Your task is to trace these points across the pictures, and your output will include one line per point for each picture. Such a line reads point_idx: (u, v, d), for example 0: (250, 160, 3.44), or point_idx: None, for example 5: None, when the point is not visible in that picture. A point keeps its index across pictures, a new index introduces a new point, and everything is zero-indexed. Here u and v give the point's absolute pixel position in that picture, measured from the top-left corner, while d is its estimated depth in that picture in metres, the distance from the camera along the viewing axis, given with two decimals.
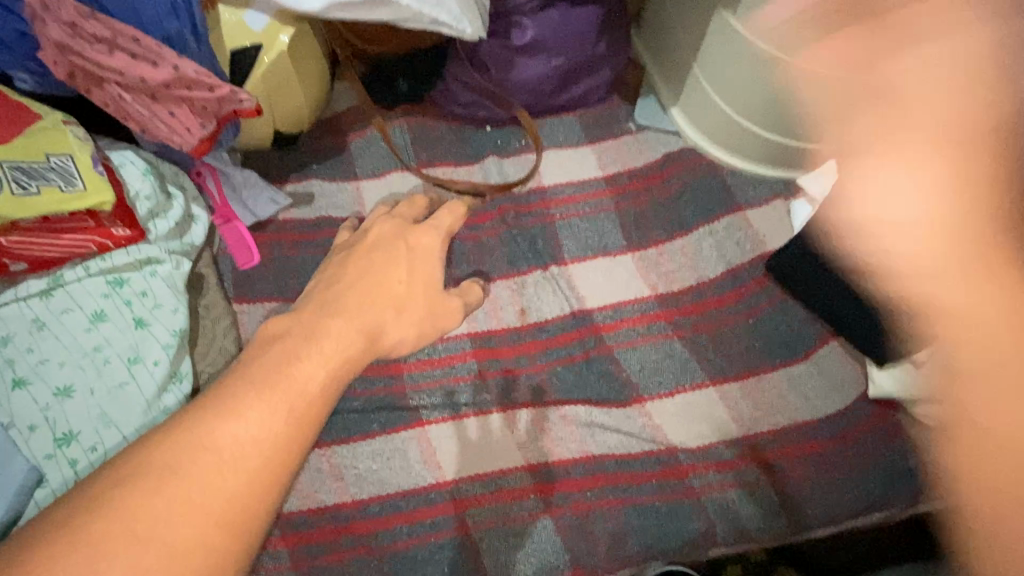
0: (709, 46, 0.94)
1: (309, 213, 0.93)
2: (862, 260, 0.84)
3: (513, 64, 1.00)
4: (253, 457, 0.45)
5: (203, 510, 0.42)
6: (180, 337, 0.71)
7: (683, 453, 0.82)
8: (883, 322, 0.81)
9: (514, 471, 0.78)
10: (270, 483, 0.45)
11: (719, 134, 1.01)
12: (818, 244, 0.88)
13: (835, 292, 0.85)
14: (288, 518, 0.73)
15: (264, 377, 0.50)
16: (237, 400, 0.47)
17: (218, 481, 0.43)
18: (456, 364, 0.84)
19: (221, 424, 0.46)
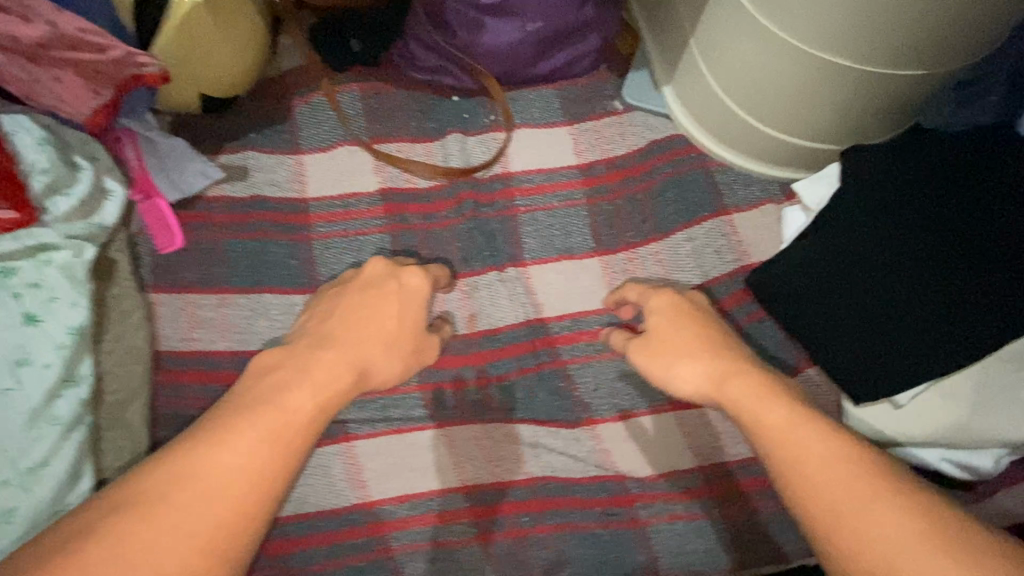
0: (708, 19, 0.80)
1: (242, 190, 0.83)
2: (849, 291, 0.75)
3: (483, 27, 0.86)
4: (232, 492, 0.50)
5: (189, 536, 0.48)
6: (77, 337, 0.64)
7: (631, 481, 0.77)
8: (864, 361, 0.74)
9: (447, 492, 0.73)
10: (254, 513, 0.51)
11: (711, 123, 0.89)
12: (801, 268, 0.79)
13: (817, 320, 0.77)
14: None
15: (262, 405, 0.56)
16: (237, 425, 0.54)
17: (204, 507, 0.49)
18: None
19: (215, 452, 0.52)
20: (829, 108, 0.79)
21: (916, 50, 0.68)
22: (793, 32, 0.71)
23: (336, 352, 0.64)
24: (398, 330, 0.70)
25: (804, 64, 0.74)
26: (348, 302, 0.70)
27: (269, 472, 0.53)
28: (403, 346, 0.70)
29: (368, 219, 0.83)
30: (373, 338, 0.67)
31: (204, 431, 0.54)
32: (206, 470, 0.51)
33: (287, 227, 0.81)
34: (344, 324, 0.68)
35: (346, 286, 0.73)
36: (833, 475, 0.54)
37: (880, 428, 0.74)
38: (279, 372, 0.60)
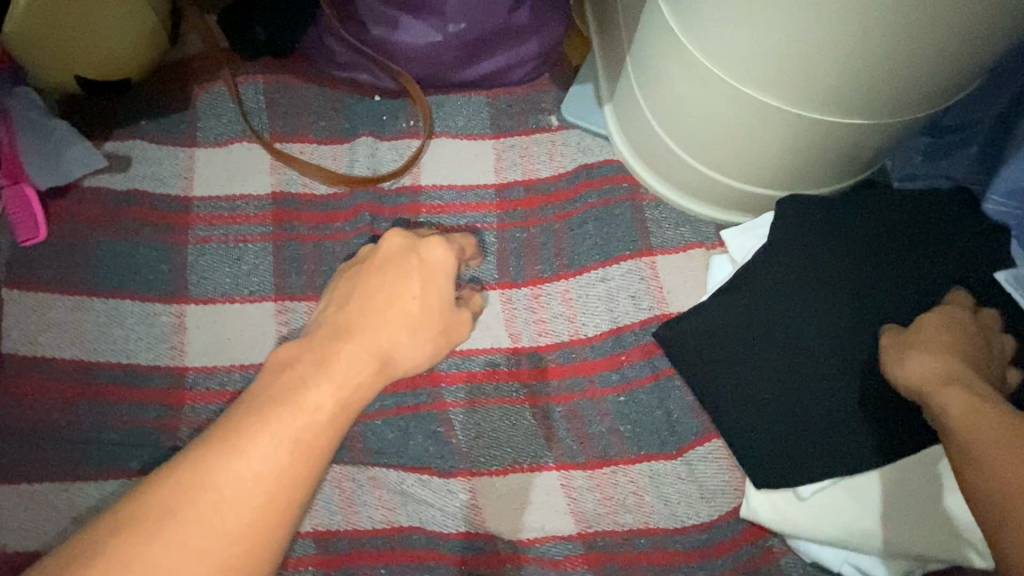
0: (641, 38, 0.71)
1: (122, 183, 0.77)
2: (770, 363, 0.66)
3: (398, 25, 0.78)
4: (252, 505, 0.42)
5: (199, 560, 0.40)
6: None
7: (504, 542, 0.70)
8: (771, 443, 0.66)
9: (297, 535, 0.68)
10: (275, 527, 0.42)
11: (646, 152, 0.80)
12: (723, 330, 0.69)
13: (731, 390, 0.68)
14: None
15: (280, 402, 0.46)
16: (259, 423, 0.44)
17: (224, 519, 0.41)
18: None
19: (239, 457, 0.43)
20: (766, 153, 0.69)
21: (859, 96, 0.59)
22: (724, 63, 0.61)
23: (347, 344, 0.51)
24: (421, 314, 0.56)
25: (738, 103, 0.64)
26: (372, 288, 0.56)
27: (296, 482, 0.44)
28: (433, 343, 0.56)
29: (254, 225, 0.77)
30: (394, 322, 0.54)
31: (223, 429, 0.44)
32: (229, 478, 0.42)
33: (164, 227, 0.75)
34: (371, 313, 0.54)
35: (373, 269, 0.58)
36: None
37: (783, 519, 0.65)
38: (299, 367, 0.48)
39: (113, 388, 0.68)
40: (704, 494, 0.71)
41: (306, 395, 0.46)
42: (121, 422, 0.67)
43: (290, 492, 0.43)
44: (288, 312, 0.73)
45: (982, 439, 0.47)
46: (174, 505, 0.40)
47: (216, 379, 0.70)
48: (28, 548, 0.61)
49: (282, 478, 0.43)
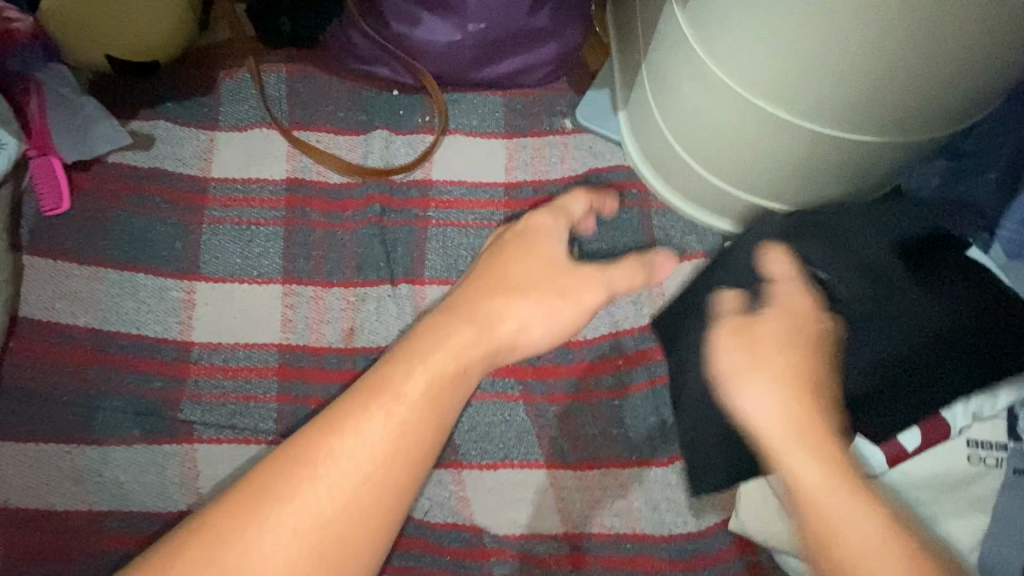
0: (655, 47, 0.72)
1: (144, 161, 0.79)
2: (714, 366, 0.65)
3: (420, 22, 0.79)
4: (351, 488, 0.43)
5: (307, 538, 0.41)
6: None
7: (490, 537, 0.70)
8: (713, 445, 0.64)
9: None
10: (381, 507, 0.43)
11: (657, 160, 0.81)
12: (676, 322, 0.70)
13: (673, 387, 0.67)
14: None
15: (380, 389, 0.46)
16: (366, 410, 0.45)
17: (327, 501, 0.42)
18: (253, 379, 0.71)
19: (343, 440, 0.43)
20: (773, 168, 0.70)
21: (861, 110, 0.58)
22: (733, 71, 0.62)
23: (473, 318, 0.52)
24: (552, 281, 0.56)
25: (746, 112, 0.64)
26: (500, 266, 0.56)
27: (397, 466, 0.44)
28: (565, 312, 0.56)
29: (267, 209, 0.79)
30: (522, 294, 0.54)
31: (335, 412, 0.45)
32: (338, 465, 0.43)
33: (180, 205, 0.77)
34: (500, 290, 0.54)
35: (506, 241, 0.60)
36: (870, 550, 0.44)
37: (771, 534, 0.65)
38: (399, 355, 0.48)
39: (119, 357, 0.70)
40: (693, 503, 0.71)
41: (401, 385, 0.46)
42: (125, 391, 0.68)
43: (406, 475, 0.45)
44: (294, 296, 0.75)
45: (810, 495, 0.47)
46: (281, 495, 0.41)
47: (221, 355, 0.72)
48: (27, 505, 0.63)
49: (389, 467, 0.44)
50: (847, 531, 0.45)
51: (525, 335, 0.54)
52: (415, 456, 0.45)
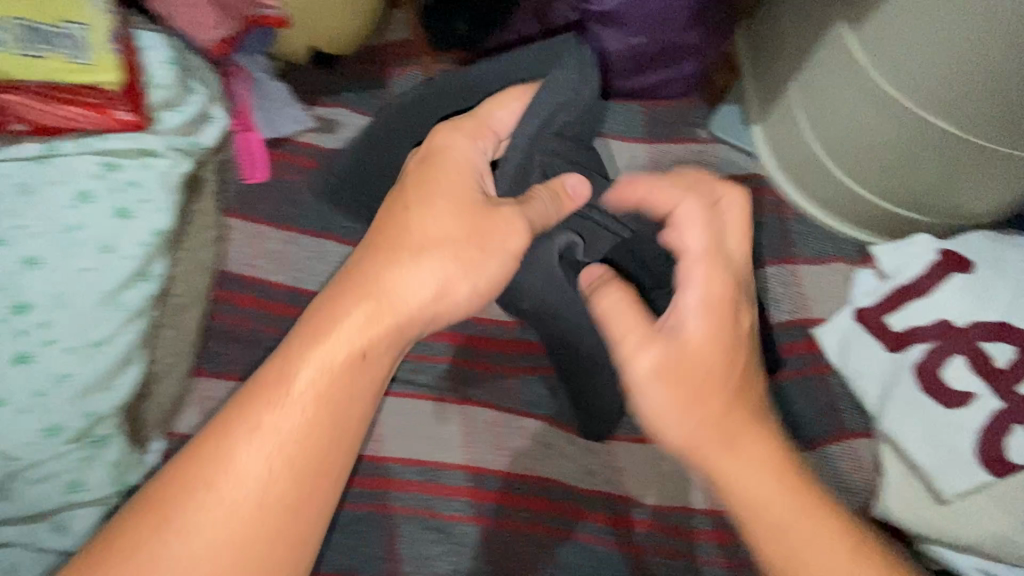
0: (815, 67, 0.78)
1: (329, 143, 0.88)
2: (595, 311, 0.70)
3: (585, 33, 0.87)
4: (253, 484, 0.49)
5: (223, 533, 0.48)
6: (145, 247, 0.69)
7: (637, 506, 0.76)
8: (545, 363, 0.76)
9: (451, 468, 0.75)
10: (314, 487, 0.51)
11: (796, 169, 0.87)
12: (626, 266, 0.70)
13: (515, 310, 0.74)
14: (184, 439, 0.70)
15: (265, 393, 0.51)
16: (248, 417, 0.51)
17: (238, 502, 0.49)
18: (431, 343, 0.80)
19: (240, 449, 0.50)
20: (925, 178, 0.75)
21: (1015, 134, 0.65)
22: (909, 91, 0.68)
23: (385, 302, 0.53)
24: (462, 244, 0.54)
25: (914, 129, 0.70)
26: (409, 219, 0.55)
27: (302, 456, 0.50)
28: (485, 263, 0.55)
29: None
30: (431, 252, 0.54)
31: (224, 419, 0.51)
32: (231, 466, 0.49)
33: None
34: (409, 254, 0.54)
35: (407, 175, 0.59)
36: (756, 486, 0.53)
37: (920, 518, 0.68)
38: (300, 348, 0.52)
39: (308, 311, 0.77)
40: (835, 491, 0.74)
41: (261, 415, 0.50)
42: None
43: (303, 472, 0.50)
44: None
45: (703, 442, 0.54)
46: (167, 512, 0.48)
47: None
48: None
49: (280, 470, 0.50)
50: (788, 492, 0.53)
51: (449, 296, 0.55)
52: (323, 456, 0.51)
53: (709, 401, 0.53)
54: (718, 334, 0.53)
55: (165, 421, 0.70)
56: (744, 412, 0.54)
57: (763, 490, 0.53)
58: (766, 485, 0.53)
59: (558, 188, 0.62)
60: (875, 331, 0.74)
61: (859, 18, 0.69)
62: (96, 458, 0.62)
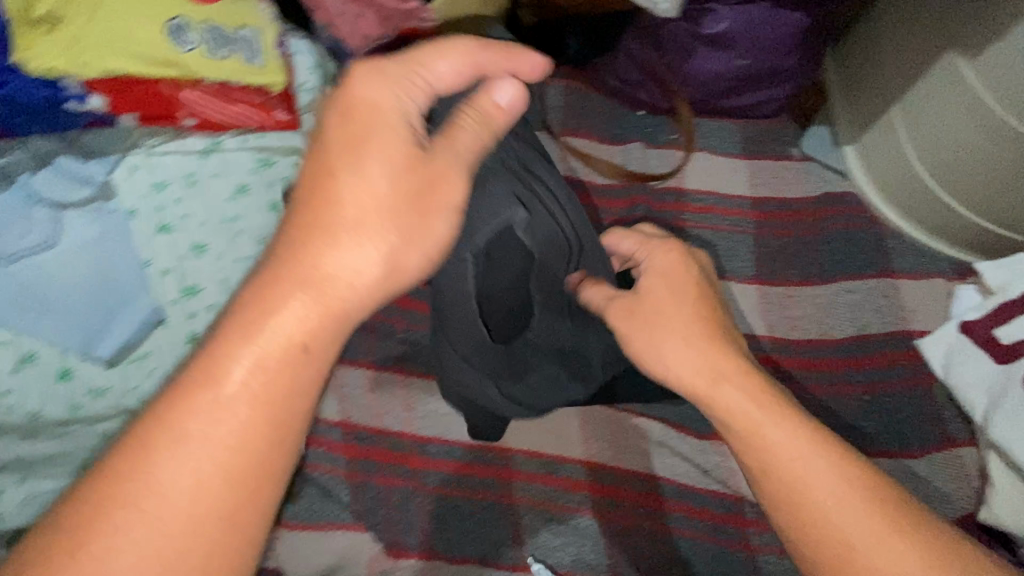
0: (920, 91, 0.82)
1: None
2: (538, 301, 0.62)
3: (693, 54, 0.92)
4: (193, 481, 0.40)
5: (164, 539, 0.39)
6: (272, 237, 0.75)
7: (749, 506, 0.78)
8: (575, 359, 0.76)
9: (572, 461, 0.78)
10: (267, 491, 0.42)
11: (893, 187, 0.90)
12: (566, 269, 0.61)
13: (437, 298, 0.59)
14: (322, 422, 0.75)
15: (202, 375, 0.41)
16: (177, 422, 0.41)
17: (185, 503, 0.40)
18: None
19: (169, 454, 0.40)
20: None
21: None
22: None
23: (303, 281, 0.43)
24: (402, 202, 0.44)
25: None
26: (325, 194, 0.44)
27: (242, 441, 0.41)
28: (435, 227, 0.46)
29: None
30: (365, 225, 0.44)
31: (135, 436, 0.41)
32: (172, 456, 0.40)
33: None
34: (321, 233, 0.43)
35: (318, 132, 0.45)
36: (802, 472, 0.50)
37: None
38: (226, 339, 0.42)
39: None
40: (942, 498, 0.76)
41: (185, 423, 0.40)
42: None
43: (247, 442, 0.41)
44: None
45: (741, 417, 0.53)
46: (81, 537, 0.39)
47: None
48: (369, 424, 0.75)
49: (222, 467, 0.41)
50: (804, 467, 0.50)
51: (399, 278, 0.45)
52: (258, 456, 0.42)
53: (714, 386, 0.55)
54: (690, 339, 0.56)
55: None
56: (745, 392, 0.54)
57: (757, 453, 0.52)
58: (788, 483, 0.50)
59: (484, 105, 0.47)
60: (979, 343, 0.77)
61: (973, 48, 0.73)
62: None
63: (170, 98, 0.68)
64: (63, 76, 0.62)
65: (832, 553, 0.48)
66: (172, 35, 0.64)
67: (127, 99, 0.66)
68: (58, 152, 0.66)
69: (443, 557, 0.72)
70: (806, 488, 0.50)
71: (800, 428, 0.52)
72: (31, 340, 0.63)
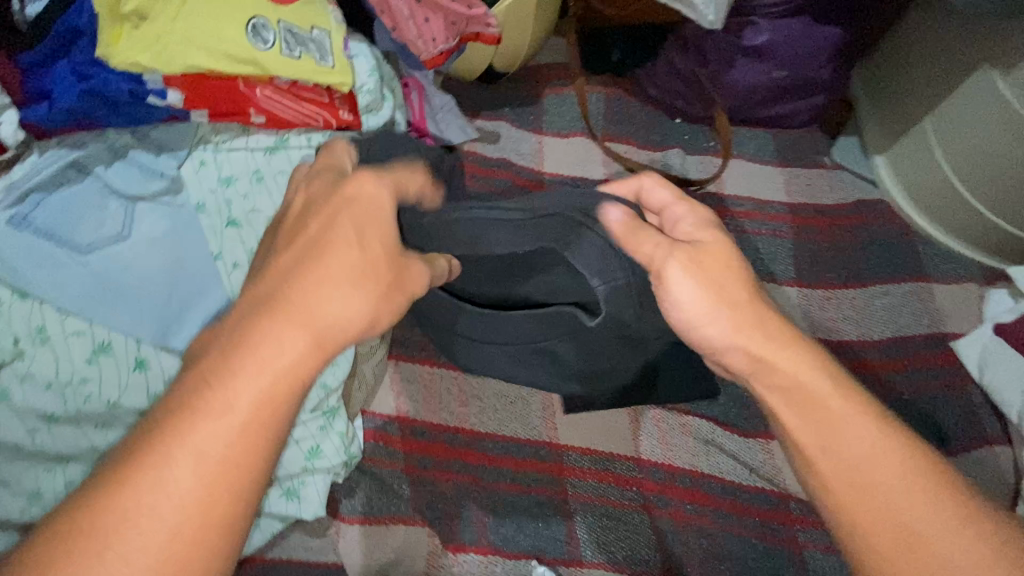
0: (952, 102, 0.86)
1: (493, 152, 0.96)
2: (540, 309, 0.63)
3: (732, 64, 0.96)
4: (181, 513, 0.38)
5: None
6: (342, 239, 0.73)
7: (796, 503, 0.79)
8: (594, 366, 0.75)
9: (623, 458, 0.78)
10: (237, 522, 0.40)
11: (925, 195, 0.93)
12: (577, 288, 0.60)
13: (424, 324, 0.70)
14: (379, 416, 0.76)
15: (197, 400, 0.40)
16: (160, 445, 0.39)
17: (148, 545, 0.37)
18: None
19: (153, 482, 0.38)
20: None
21: None
22: None
23: (303, 325, 0.43)
24: (382, 264, 0.46)
25: None
26: (302, 264, 0.44)
27: (227, 475, 0.39)
28: (395, 296, 0.47)
29: None
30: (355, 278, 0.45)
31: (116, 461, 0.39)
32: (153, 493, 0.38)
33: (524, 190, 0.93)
34: (284, 309, 0.43)
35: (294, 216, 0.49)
36: (868, 460, 0.45)
37: None
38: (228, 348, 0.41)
39: None
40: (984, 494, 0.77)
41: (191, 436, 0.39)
42: None
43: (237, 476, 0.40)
44: None
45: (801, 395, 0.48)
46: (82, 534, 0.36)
47: None
48: (425, 418, 0.76)
49: (202, 506, 0.38)
50: (850, 446, 0.46)
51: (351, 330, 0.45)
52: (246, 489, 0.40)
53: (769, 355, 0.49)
54: (746, 312, 0.50)
55: (363, 401, 0.76)
56: (804, 363, 0.49)
57: (816, 426, 0.47)
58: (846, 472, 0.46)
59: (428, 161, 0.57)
60: (1014, 343, 0.80)
61: (1004, 62, 0.77)
62: (330, 428, 0.66)
63: (244, 95, 0.70)
64: (146, 72, 0.65)
65: (887, 534, 0.43)
66: (252, 34, 0.66)
67: (203, 95, 0.69)
68: (132, 147, 0.69)
69: (500, 551, 0.71)
70: (871, 478, 0.45)
71: (863, 404, 0.48)
72: (110, 330, 0.63)
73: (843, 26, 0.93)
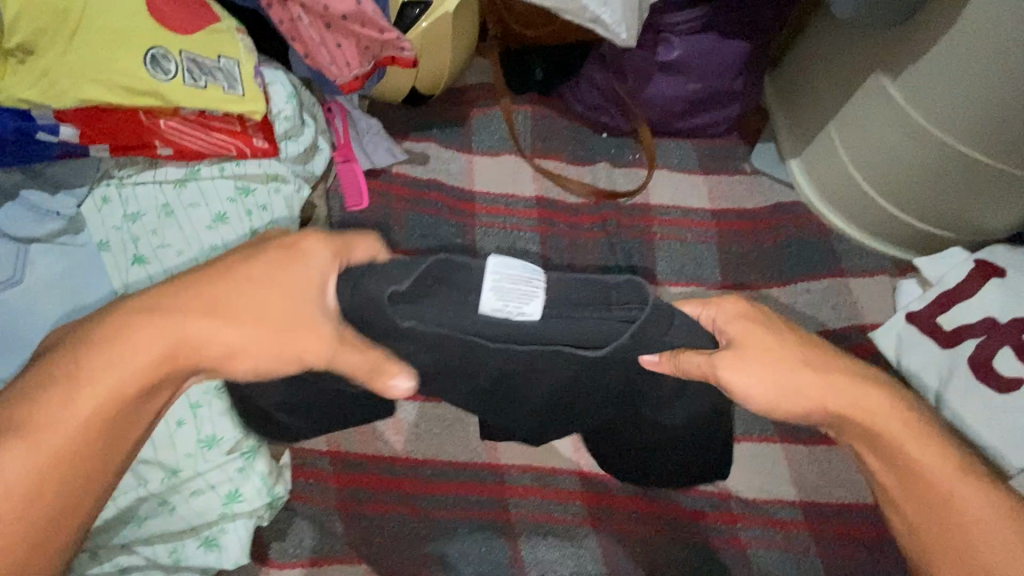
0: (851, 109, 0.91)
1: (422, 173, 0.95)
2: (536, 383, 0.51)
3: (650, 79, 0.99)
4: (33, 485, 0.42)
5: None
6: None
7: (736, 501, 0.80)
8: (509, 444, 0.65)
9: (566, 473, 0.78)
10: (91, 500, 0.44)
11: (835, 195, 0.99)
12: (602, 370, 0.50)
13: (237, 396, 0.57)
14: (307, 451, 0.73)
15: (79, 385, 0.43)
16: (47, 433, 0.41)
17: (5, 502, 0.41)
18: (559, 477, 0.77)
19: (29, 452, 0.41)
20: (949, 202, 0.87)
21: None
22: (941, 125, 0.80)
23: (194, 342, 0.44)
24: (295, 312, 0.45)
25: (948, 157, 0.82)
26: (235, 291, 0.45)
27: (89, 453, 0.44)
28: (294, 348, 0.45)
29: (522, 218, 0.95)
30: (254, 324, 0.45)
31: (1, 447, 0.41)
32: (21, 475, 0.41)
33: (455, 210, 0.94)
34: (206, 308, 0.45)
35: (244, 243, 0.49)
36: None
37: None
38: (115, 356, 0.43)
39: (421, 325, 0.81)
40: None
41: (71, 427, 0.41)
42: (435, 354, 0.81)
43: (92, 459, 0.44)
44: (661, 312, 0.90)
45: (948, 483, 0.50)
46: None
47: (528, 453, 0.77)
48: (357, 450, 0.74)
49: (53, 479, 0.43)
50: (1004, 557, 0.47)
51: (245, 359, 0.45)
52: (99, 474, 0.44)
53: (845, 403, 0.51)
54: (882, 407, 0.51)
55: None
56: (933, 457, 0.50)
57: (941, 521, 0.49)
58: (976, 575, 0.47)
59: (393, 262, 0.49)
60: (923, 329, 0.85)
61: (894, 68, 0.83)
62: (249, 470, 0.61)
63: (148, 127, 0.68)
64: (34, 108, 0.62)
65: None
66: (150, 65, 0.64)
67: (102, 129, 0.66)
68: (24, 186, 0.67)
69: None
70: None
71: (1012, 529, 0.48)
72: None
73: (751, 40, 0.98)
